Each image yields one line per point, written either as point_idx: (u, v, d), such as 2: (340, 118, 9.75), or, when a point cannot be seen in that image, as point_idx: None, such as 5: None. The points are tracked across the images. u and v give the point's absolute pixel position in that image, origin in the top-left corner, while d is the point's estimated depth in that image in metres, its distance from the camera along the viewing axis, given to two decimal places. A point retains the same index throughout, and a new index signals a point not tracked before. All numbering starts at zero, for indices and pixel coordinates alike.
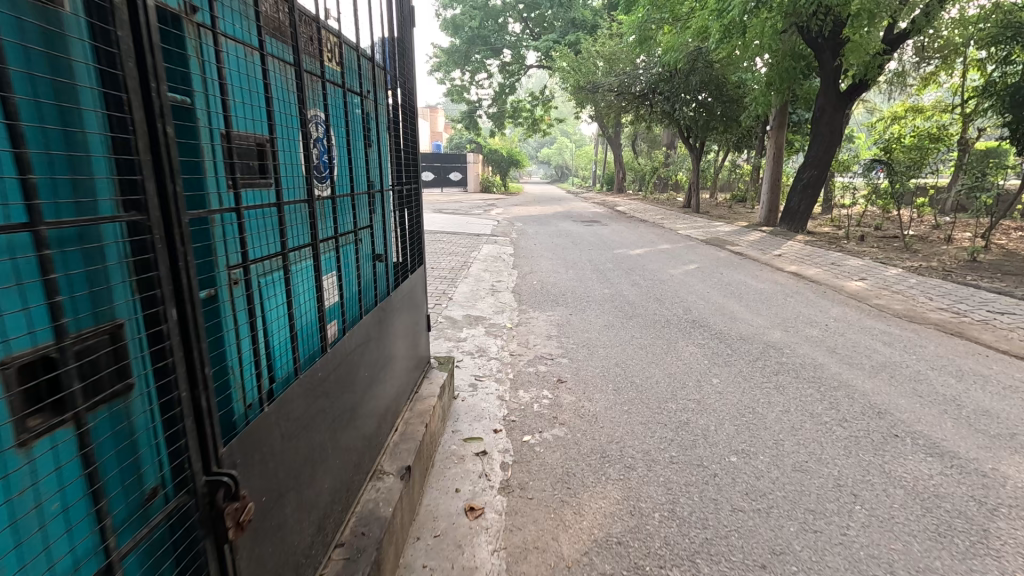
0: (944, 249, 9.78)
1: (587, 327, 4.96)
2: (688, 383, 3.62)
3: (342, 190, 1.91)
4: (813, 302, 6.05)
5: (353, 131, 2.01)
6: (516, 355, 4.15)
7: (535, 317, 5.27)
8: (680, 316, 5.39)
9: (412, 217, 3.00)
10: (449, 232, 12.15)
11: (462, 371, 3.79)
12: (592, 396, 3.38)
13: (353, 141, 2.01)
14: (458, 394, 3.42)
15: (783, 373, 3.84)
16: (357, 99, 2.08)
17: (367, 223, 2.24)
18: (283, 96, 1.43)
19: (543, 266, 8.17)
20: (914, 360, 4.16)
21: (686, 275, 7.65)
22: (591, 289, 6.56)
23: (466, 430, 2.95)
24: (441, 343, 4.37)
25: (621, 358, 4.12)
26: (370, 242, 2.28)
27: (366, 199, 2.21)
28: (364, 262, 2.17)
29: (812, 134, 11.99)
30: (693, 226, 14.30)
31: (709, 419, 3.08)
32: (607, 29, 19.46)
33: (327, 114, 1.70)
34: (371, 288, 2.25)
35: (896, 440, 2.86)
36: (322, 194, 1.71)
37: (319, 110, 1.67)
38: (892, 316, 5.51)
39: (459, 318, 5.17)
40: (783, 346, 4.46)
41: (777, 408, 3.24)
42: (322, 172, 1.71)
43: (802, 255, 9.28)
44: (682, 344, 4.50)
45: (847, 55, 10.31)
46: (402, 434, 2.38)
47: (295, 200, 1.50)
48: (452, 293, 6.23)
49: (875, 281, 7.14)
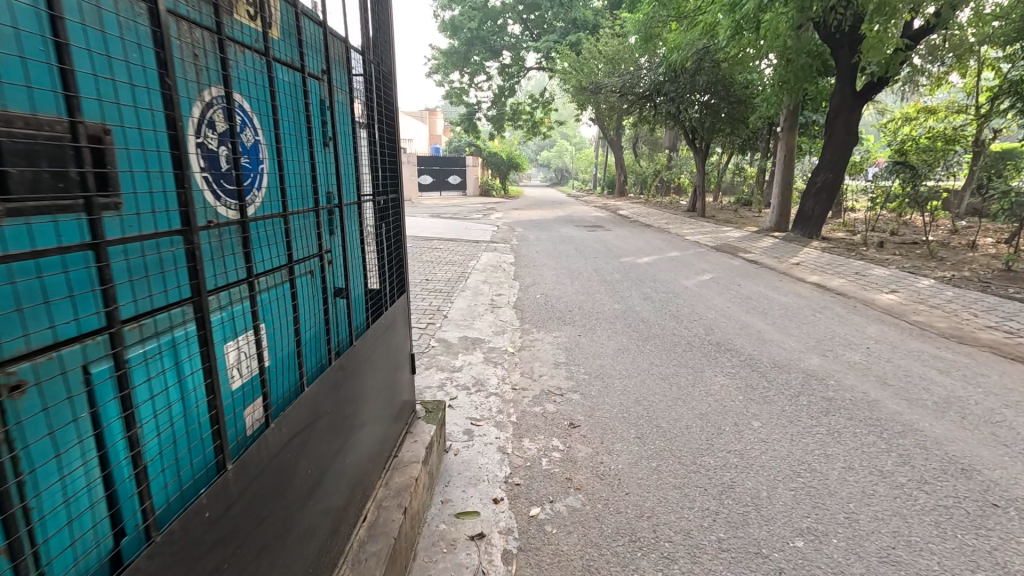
0: (972, 256, 9.22)
1: (600, 351, 4.39)
2: (725, 428, 3.06)
3: (263, 210, 1.35)
4: (845, 319, 5.49)
5: (287, 125, 1.44)
6: (519, 390, 3.58)
7: (540, 339, 4.69)
8: (702, 337, 4.82)
9: (391, 236, 2.39)
10: (446, 238, 11.60)
11: (456, 413, 3.22)
12: (612, 448, 2.82)
13: (287, 139, 1.44)
14: (450, 446, 2.85)
15: (834, 413, 3.27)
16: (298, 78, 1.50)
17: (315, 252, 1.66)
18: (128, 69, 0.97)
19: (546, 277, 7.60)
20: (980, 394, 3.59)
21: (701, 287, 7.08)
22: (600, 304, 5.99)
23: (459, 500, 2.38)
24: (433, 374, 3.80)
25: (641, 393, 3.55)
26: (319, 276, 1.69)
27: (314, 218, 1.64)
28: (306, 306, 1.61)
29: (826, 136, 11.44)
30: (701, 231, 13.76)
31: (759, 481, 2.51)
32: (609, 29, 18.94)
33: (225, 93, 1.17)
34: (320, 340, 1.68)
35: (997, 513, 2.29)
36: (219, 217, 1.18)
37: (212, 84, 1.14)
38: (938, 336, 4.94)
39: (455, 341, 4.60)
40: (825, 376, 3.89)
41: (838, 465, 2.67)
42: (220, 184, 1.17)
43: (821, 263, 8.71)
44: (710, 374, 3.93)
45: (865, 51, 9.79)
46: (369, 529, 1.79)
47: (159, 233, 1.06)
48: (447, 310, 5.66)
49: (908, 294, 6.57)
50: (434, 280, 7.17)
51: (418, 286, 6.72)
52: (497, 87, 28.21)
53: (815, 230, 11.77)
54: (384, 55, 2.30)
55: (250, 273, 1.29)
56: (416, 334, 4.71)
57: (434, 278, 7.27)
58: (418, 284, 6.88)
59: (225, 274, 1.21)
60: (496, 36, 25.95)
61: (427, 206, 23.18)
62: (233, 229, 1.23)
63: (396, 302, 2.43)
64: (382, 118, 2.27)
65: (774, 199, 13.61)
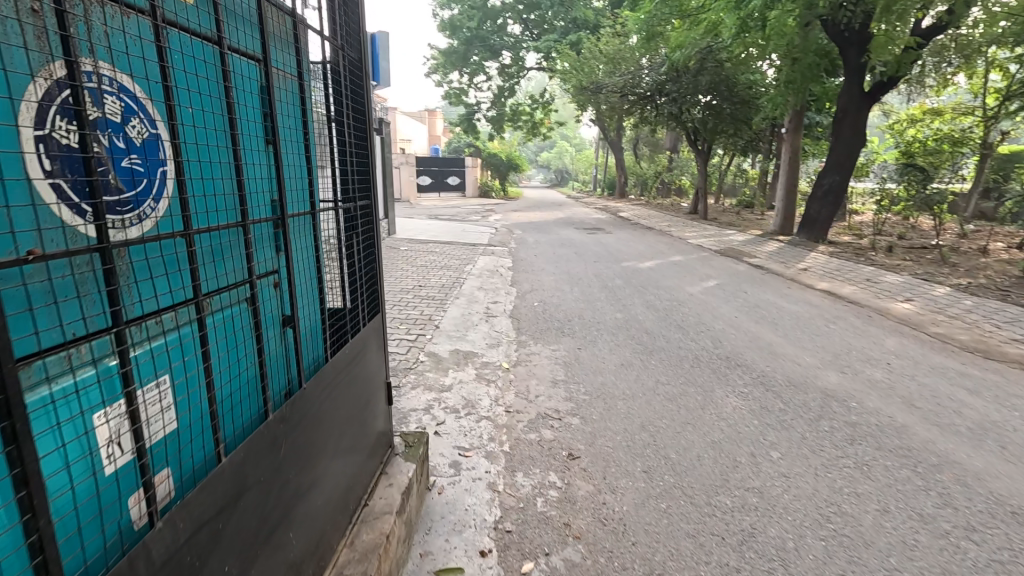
0: (985, 262, 8.92)
1: (601, 367, 4.08)
2: (741, 460, 2.75)
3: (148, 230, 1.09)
4: (861, 331, 5.18)
5: (191, 121, 1.19)
6: (513, 413, 3.27)
7: (537, 354, 4.38)
8: (710, 351, 4.51)
9: (363, 247, 2.10)
10: (442, 241, 11.28)
11: (442, 442, 2.91)
12: (616, 485, 2.51)
13: (190, 138, 1.19)
14: (434, 482, 2.54)
15: (860, 442, 2.96)
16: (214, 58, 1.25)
17: (243, 277, 1.40)
18: None
19: (545, 284, 7.28)
20: (1017, 418, 3.29)
21: (706, 294, 6.77)
22: (601, 313, 5.68)
23: (440, 552, 2.07)
24: (420, 394, 3.48)
25: (647, 417, 3.23)
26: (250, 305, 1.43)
27: (238, 236, 1.37)
28: (225, 346, 1.34)
29: (833, 137, 11.13)
30: (704, 234, 13.46)
31: (785, 528, 2.21)
32: (611, 29, 18.63)
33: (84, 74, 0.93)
34: (249, 385, 1.42)
35: None
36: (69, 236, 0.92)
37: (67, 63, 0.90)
38: (961, 350, 4.63)
39: (445, 356, 4.28)
40: (846, 397, 3.58)
41: (872, 507, 2.37)
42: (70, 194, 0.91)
43: (830, 269, 8.42)
44: (721, 393, 3.62)
45: (874, 51, 9.50)
46: None
47: None
48: (439, 319, 5.34)
49: (924, 302, 6.27)
50: (427, 286, 6.86)
51: (410, 294, 6.40)
52: (497, 88, 27.90)
53: (821, 234, 11.45)
54: (355, 43, 1.99)
55: (118, 317, 1.02)
56: (404, 347, 4.40)
57: (427, 284, 6.95)
58: (410, 291, 6.56)
59: (83, 321, 0.97)
60: (496, 35, 25.65)
61: (425, 208, 22.87)
62: (94, 262, 0.97)
63: (371, 323, 2.13)
64: (352, 114, 1.97)
65: (779, 201, 13.32)
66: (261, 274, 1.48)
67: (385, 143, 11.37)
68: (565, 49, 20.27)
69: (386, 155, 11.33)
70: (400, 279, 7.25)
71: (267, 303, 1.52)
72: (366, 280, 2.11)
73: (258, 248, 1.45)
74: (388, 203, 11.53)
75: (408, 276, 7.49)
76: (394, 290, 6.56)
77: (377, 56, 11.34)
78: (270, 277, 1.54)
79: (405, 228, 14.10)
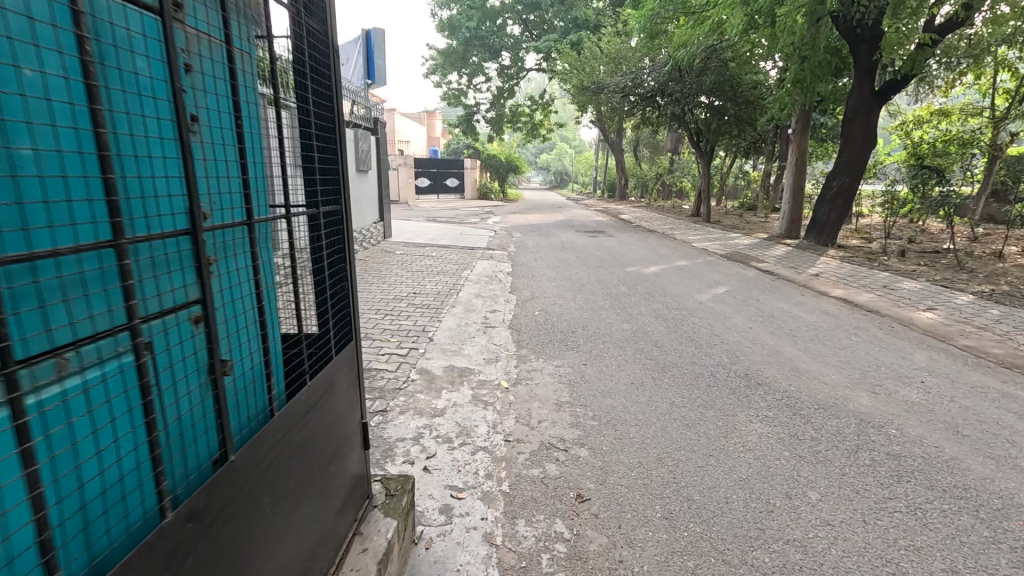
0: (1002, 267, 8.59)
1: (610, 387, 3.72)
2: (775, 503, 2.40)
3: None
4: (887, 344, 4.82)
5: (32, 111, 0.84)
6: (514, 444, 2.91)
7: (539, 371, 4.01)
8: (727, 367, 4.15)
9: (332, 261, 1.79)
10: (440, 245, 10.94)
11: (432, 480, 2.54)
12: (635, 538, 2.15)
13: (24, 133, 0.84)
14: (421, 532, 2.18)
15: (908, 480, 2.60)
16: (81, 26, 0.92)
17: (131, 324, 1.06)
18: None
19: (546, 291, 6.93)
20: None
21: (717, 303, 6.42)
22: (606, 324, 5.33)
23: None
24: (409, 420, 3.11)
25: (665, 448, 2.87)
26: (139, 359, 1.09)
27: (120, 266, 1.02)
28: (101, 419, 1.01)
29: (842, 138, 10.80)
30: (708, 238, 13.12)
31: None
32: (612, 28, 18.34)
33: None
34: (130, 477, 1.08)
35: None
36: None
37: None
38: (997, 366, 4.29)
39: (439, 373, 3.92)
40: (883, 422, 3.23)
41: (938, 568, 2.01)
42: None
43: (843, 274, 8.08)
44: (743, 418, 3.26)
45: (887, 48, 9.18)
46: None
47: None
48: (434, 330, 4.99)
49: (947, 311, 5.92)
50: (422, 293, 6.51)
51: (404, 302, 6.05)
52: (496, 89, 27.60)
53: (830, 237, 11.09)
54: (318, 14, 1.65)
55: None
56: (395, 363, 4.04)
57: (423, 292, 6.60)
58: (404, 298, 6.21)
59: None
60: (495, 36, 25.39)
61: (424, 210, 22.55)
62: None
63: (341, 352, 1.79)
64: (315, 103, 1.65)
65: (785, 204, 12.99)
66: (170, 308, 1.14)
67: (381, 143, 11.04)
68: (566, 48, 19.99)
69: (381, 155, 10.99)
70: (394, 286, 6.91)
71: (184, 345, 1.20)
72: (333, 301, 1.79)
73: (157, 273, 1.09)
74: (384, 205, 11.18)
75: (404, 282, 7.17)
76: (387, 298, 6.21)
77: (372, 53, 11.01)
78: (188, 309, 1.20)
79: (402, 231, 13.76)
